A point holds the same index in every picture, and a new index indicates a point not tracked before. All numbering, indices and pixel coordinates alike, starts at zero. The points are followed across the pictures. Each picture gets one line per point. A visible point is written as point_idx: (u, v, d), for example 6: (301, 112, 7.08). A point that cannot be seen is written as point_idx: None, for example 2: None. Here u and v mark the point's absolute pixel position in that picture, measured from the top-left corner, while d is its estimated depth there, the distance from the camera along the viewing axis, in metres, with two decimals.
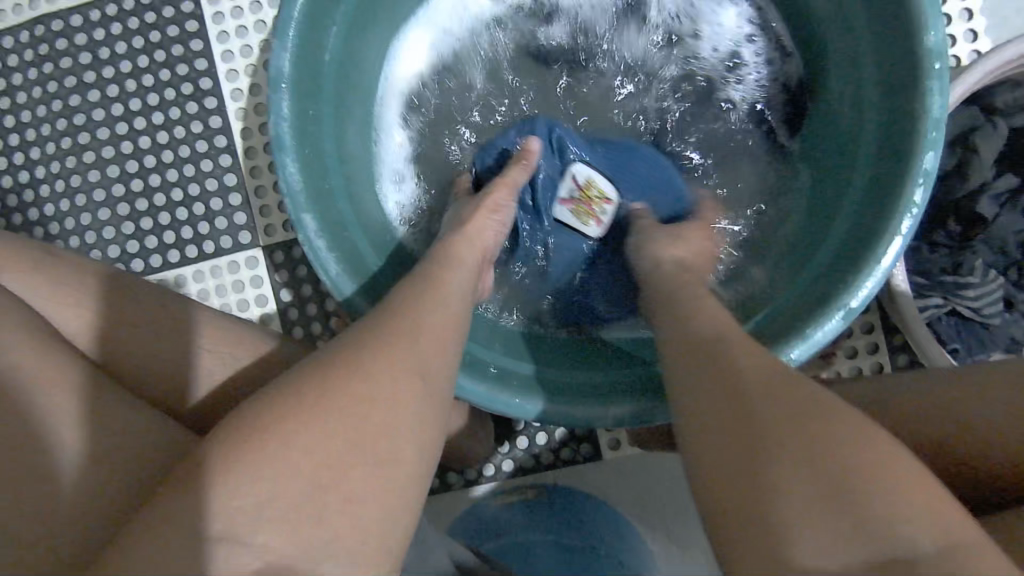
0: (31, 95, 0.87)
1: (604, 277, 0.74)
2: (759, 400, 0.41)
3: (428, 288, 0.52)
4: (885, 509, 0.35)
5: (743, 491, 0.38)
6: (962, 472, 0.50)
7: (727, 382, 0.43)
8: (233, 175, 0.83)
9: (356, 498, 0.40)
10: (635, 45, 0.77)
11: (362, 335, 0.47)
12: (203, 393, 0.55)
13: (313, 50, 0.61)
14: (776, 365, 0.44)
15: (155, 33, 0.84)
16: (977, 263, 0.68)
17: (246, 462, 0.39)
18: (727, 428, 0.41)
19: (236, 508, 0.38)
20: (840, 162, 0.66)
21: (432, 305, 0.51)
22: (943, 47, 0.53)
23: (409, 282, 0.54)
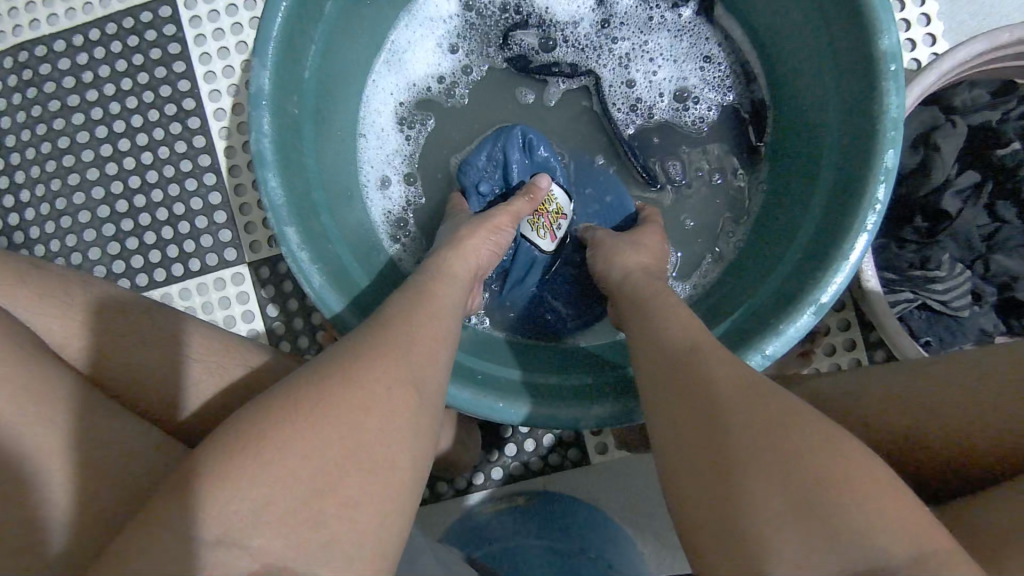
0: (15, 120, 0.88)
1: (580, 292, 0.77)
2: (730, 404, 0.43)
3: (412, 302, 0.53)
4: (843, 504, 0.37)
5: (718, 492, 0.40)
6: (933, 457, 0.51)
7: (700, 389, 0.45)
8: (217, 194, 0.84)
9: (342, 499, 0.41)
10: (608, 56, 0.77)
11: (344, 350, 0.47)
12: (189, 400, 0.56)
13: (292, 67, 0.63)
14: (746, 370, 0.46)
15: (137, 56, 0.86)
16: (944, 257, 0.70)
17: (230, 467, 0.40)
18: (700, 431, 0.43)
19: (229, 509, 0.39)
20: (794, 166, 0.69)
21: (414, 318, 0.52)
22: (897, 51, 0.56)
23: (394, 298, 0.55)
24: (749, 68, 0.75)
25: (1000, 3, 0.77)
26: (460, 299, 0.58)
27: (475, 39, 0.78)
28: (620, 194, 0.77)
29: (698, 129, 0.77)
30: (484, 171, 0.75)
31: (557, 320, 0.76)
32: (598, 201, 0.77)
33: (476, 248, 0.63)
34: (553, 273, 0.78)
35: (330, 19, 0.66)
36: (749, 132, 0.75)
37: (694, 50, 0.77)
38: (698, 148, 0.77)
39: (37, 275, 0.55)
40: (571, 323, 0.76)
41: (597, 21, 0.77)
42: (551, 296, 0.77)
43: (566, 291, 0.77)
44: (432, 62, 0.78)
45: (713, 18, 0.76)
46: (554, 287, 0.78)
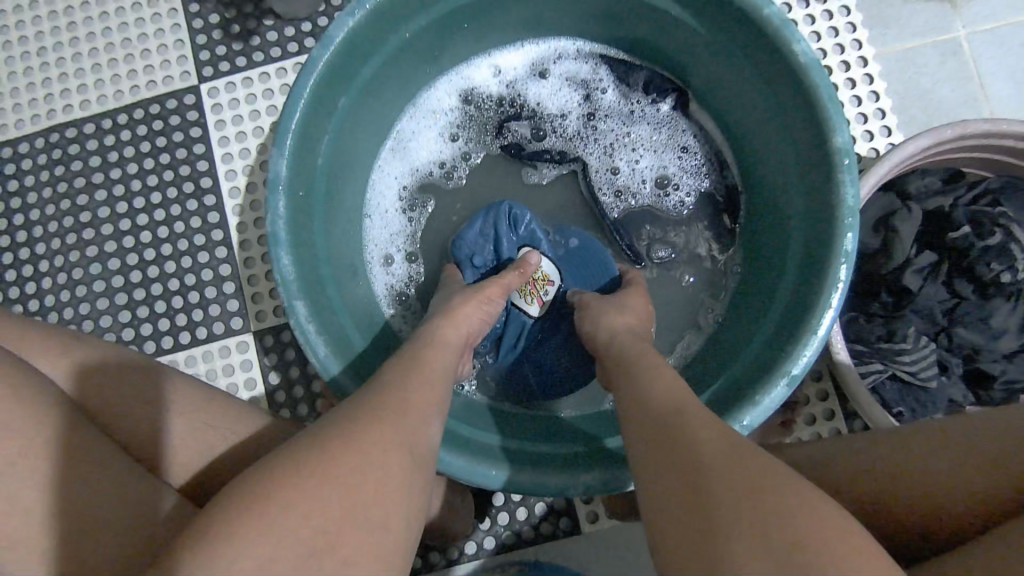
0: (40, 195, 0.94)
1: (571, 354, 0.80)
2: (714, 465, 0.46)
3: (411, 369, 0.57)
4: (819, 561, 0.39)
5: (701, 547, 0.43)
6: (906, 521, 0.54)
7: (685, 451, 0.48)
8: (227, 266, 0.89)
9: (339, 556, 0.43)
10: (594, 145, 0.85)
11: (348, 414, 0.51)
12: (196, 462, 0.58)
13: (306, 156, 0.69)
14: (730, 433, 0.50)
15: (161, 138, 0.93)
16: (909, 331, 0.75)
17: (242, 522, 0.43)
18: (685, 491, 0.46)
19: (236, 564, 0.41)
20: (766, 245, 0.75)
21: (413, 383, 0.55)
22: (850, 147, 0.63)
23: (394, 365, 0.58)
24: (721, 156, 0.82)
25: (947, 100, 0.86)
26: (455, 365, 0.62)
27: (474, 129, 0.86)
28: (603, 262, 0.81)
29: (677, 211, 0.83)
30: (477, 245, 0.80)
31: (552, 382, 0.80)
32: (582, 269, 0.82)
33: (468, 318, 0.68)
34: (545, 337, 0.81)
35: (343, 112, 0.73)
36: (724, 215, 0.82)
37: (672, 141, 0.84)
38: (677, 228, 0.83)
39: (73, 344, 0.60)
40: (566, 384, 0.80)
41: (584, 113, 0.85)
42: (544, 360, 0.81)
43: (558, 354, 0.81)
44: (434, 150, 0.85)
45: (689, 111, 0.83)
46: (547, 351, 0.81)
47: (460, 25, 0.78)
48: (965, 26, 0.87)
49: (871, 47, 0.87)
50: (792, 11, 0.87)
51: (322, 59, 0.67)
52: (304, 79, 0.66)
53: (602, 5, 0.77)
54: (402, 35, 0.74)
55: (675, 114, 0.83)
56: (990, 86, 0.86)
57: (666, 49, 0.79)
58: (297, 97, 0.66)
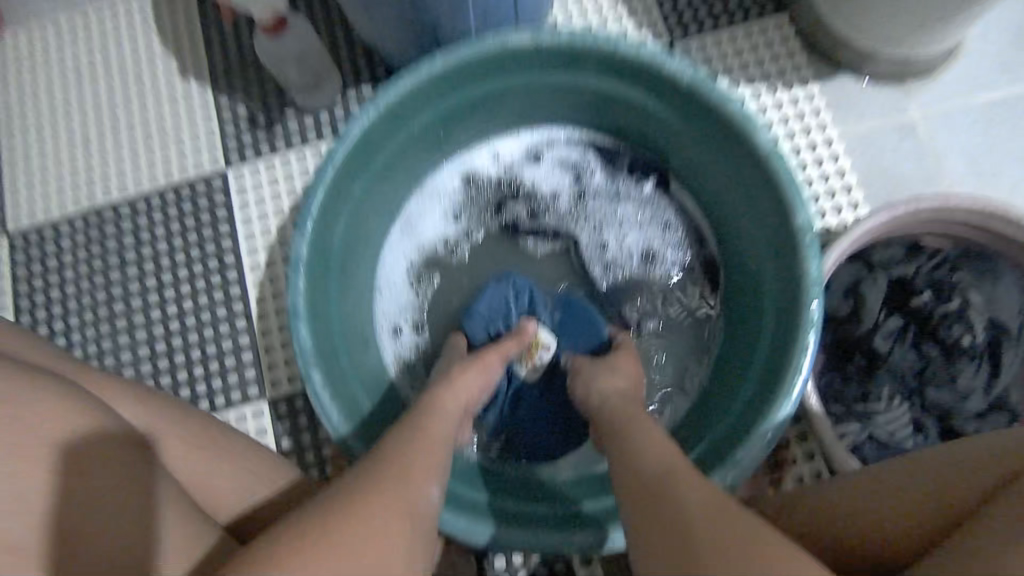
0: (75, 270, 1.01)
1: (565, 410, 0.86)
2: (698, 522, 0.50)
3: (419, 439, 0.63)
4: None
5: None
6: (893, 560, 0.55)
7: (674, 512, 0.53)
8: (246, 336, 0.96)
9: None
10: (585, 223, 0.92)
11: (365, 481, 0.55)
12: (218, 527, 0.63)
13: (324, 238, 0.77)
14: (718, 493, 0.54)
15: (189, 218, 1.01)
16: (884, 392, 0.80)
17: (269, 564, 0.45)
18: (674, 548, 0.50)
19: None
20: (745, 313, 0.81)
21: (422, 455, 0.61)
22: (811, 225, 0.70)
23: (402, 434, 0.63)
24: (701, 231, 0.90)
25: (907, 176, 0.94)
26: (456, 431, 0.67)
27: (475, 208, 0.94)
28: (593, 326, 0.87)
29: (663, 282, 0.90)
30: (489, 316, 0.87)
31: (549, 439, 0.85)
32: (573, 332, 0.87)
33: (468, 385, 0.73)
34: (539, 396, 0.86)
35: (357, 198, 0.81)
36: (705, 286, 0.89)
37: (656, 217, 0.91)
38: (663, 298, 0.90)
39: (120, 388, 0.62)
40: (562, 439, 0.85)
41: (575, 194, 0.93)
42: (539, 417, 0.86)
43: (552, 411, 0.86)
44: (438, 228, 0.93)
45: (670, 190, 0.91)
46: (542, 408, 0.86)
47: (463, 118, 0.87)
48: (921, 109, 0.96)
49: (836, 129, 0.95)
50: (762, 99, 0.97)
51: (340, 153, 0.75)
52: (323, 171, 0.75)
53: (590, 100, 0.86)
54: (411, 129, 0.82)
55: (659, 195, 0.91)
56: (946, 164, 0.94)
57: (648, 136, 0.88)
58: (318, 187, 0.74)
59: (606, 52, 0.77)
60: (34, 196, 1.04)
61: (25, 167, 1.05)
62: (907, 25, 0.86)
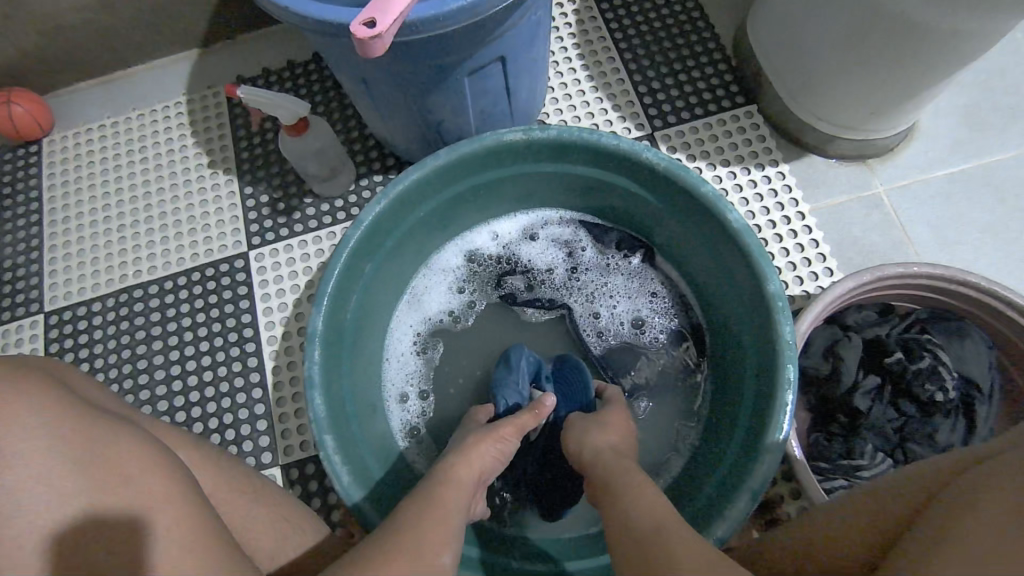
0: (103, 345, 1.08)
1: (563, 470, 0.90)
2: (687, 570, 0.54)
3: (431, 506, 0.68)
4: None
5: None
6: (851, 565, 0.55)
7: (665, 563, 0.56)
8: (262, 404, 1.02)
9: None
10: (578, 294, 1.00)
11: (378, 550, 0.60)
12: None
13: (338, 313, 0.84)
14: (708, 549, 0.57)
15: (213, 295, 1.09)
16: (867, 448, 0.84)
17: None
18: None
19: None
20: (730, 374, 0.87)
21: (432, 520, 0.66)
22: (781, 292, 0.77)
23: (415, 502, 0.69)
24: (685, 299, 0.97)
25: (875, 244, 1.01)
26: (460, 499, 0.72)
27: (476, 283, 1.01)
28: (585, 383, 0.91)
29: (654, 348, 0.96)
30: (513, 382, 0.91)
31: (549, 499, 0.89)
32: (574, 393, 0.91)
33: (481, 456, 0.77)
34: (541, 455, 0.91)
35: (368, 276, 0.89)
36: (693, 349, 0.95)
37: (644, 288, 0.99)
38: (654, 363, 0.95)
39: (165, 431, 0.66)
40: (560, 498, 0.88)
41: (568, 269, 1.01)
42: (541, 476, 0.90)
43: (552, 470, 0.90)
44: (443, 301, 1.01)
45: (656, 263, 0.99)
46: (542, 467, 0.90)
47: (464, 202, 0.96)
48: (883, 183, 1.04)
49: (807, 204, 1.04)
50: (736, 178, 1.06)
51: (355, 237, 0.84)
52: (339, 252, 0.83)
53: (580, 184, 0.95)
54: (417, 214, 0.91)
55: (645, 269, 0.99)
56: (912, 233, 1.01)
57: (633, 216, 0.97)
58: (334, 267, 0.82)
59: (590, 144, 0.87)
60: (71, 277, 1.13)
61: (64, 251, 1.15)
62: (859, 112, 0.96)
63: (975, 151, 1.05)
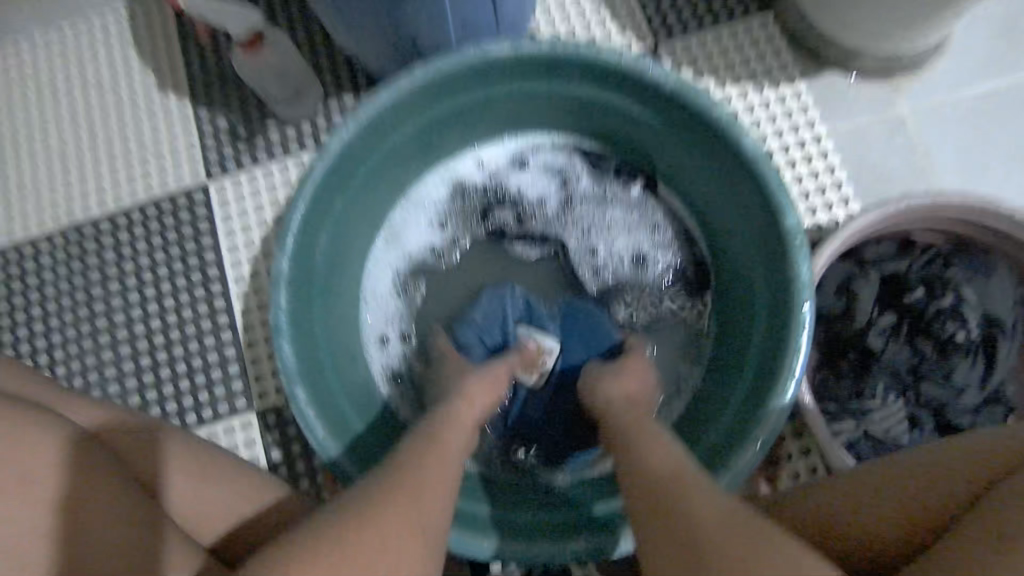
0: (55, 287, 1.00)
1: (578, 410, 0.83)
2: (711, 534, 0.48)
3: (424, 451, 0.61)
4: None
5: None
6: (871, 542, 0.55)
7: (684, 524, 0.50)
8: (232, 349, 0.94)
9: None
10: (573, 228, 0.91)
11: (379, 499, 0.54)
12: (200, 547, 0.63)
13: (306, 253, 0.76)
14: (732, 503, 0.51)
15: (171, 232, 1.00)
16: (878, 391, 0.79)
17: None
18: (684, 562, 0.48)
19: None
20: (738, 315, 0.81)
21: (427, 463, 0.59)
22: (799, 228, 0.69)
23: (406, 446, 0.62)
24: (689, 230, 0.89)
25: (895, 169, 0.93)
26: (461, 439, 0.66)
27: (461, 217, 0.92)
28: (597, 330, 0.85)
29: (656, 285, 0.89)
30: (483, 326, 0.85)
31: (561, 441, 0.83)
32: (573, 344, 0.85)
33: (475, 399, 0.72)
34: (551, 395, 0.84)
35: (340, 211, 0.80)
36: (697, 286, 0.88)
37: (644, 219, 0.90)
38: (657, 302, 0.88)
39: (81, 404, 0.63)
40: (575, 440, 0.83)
41: (562, 200, 0.92)
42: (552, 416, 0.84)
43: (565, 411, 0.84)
44: (424, 237, 0.92)
45: (658, 191, 0.90)
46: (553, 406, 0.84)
47: (445, 126, 0.85)
48: (908, 102, 0.95)
49: (823, 126, 0.95)
50: (747, 97, 0.96)
51: (321, 167, 0.74)
52: (303, 186, 0.73)
53: (576, 104, 0.85)
54: (392, 140, 0.81)
55: (646, 199, 0.90)
56: (935, 159, 0.93)
57: (635, 140, 0.87)
58: (299, 201, 0.73)
59: (588, 58, 0.76)
60: (15, 214, 1.03)
61: (3, 184, 1.04)
62: (888, 20, 0.85)
63: (1009, 66, 0.95)
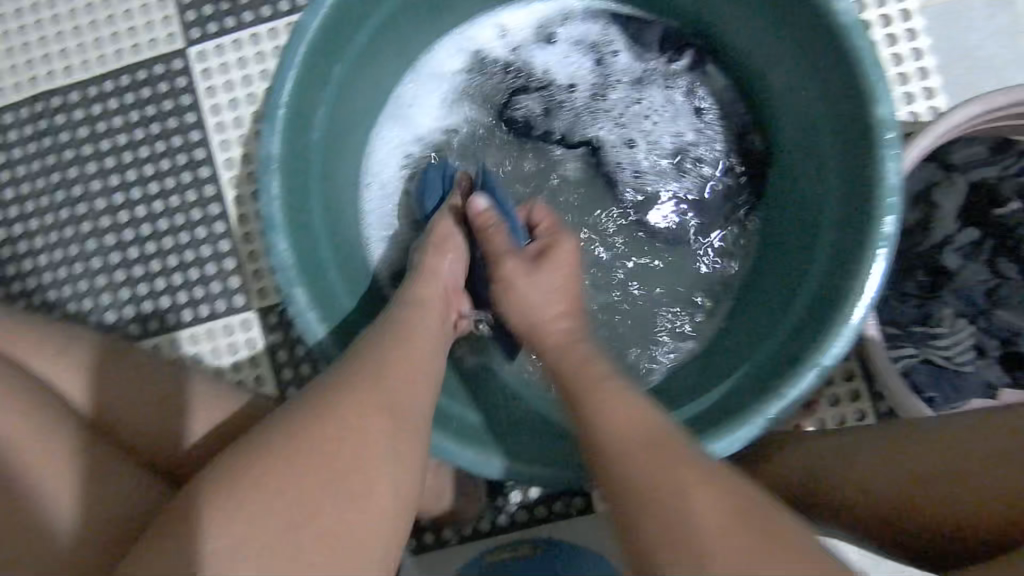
0: (29, 168, 0.90)
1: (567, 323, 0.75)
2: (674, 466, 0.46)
3: (405, 342, 0.56)
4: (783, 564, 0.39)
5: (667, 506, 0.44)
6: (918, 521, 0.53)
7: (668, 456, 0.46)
8: (226, 241, 0.86)
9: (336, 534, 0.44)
10: (610, 113, 0.78)
11: (362, 395, 0.50)
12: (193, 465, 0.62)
13: (301, 131, 0.65)
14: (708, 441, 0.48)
15: (151, 107, 0.88)
16: (945, 313, 0.70)
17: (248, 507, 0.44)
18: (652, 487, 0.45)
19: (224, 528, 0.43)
20: (797, 222, 0.70)
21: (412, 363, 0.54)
22: (893, 119, 0.57)
23: (385, 331, 0.57)
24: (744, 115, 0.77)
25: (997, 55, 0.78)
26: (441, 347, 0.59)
27: (477, 96, 0.79)
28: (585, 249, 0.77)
29: (707, 182, 0.77)
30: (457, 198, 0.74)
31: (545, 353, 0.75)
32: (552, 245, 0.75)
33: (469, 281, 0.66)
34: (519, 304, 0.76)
35: (339, 82, 0.68)
36: (751, 182, 0.76)
37: (692, 102, 0.78)
38: (708, 202, 0.76)
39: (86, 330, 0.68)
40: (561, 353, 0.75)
41: (596, 81, 0.79)
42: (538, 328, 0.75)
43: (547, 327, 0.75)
44: (434, 121, 0.79)
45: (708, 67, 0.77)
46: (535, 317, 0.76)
47: None
48: None
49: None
50: None
51: (313, 25, 0.62)
52: (294, 48, 0.62)
53: None
54: None
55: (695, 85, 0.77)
56: None
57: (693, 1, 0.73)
58: (289, 65, 0.62)
59: None
60: None
61: None
62: None
63: None
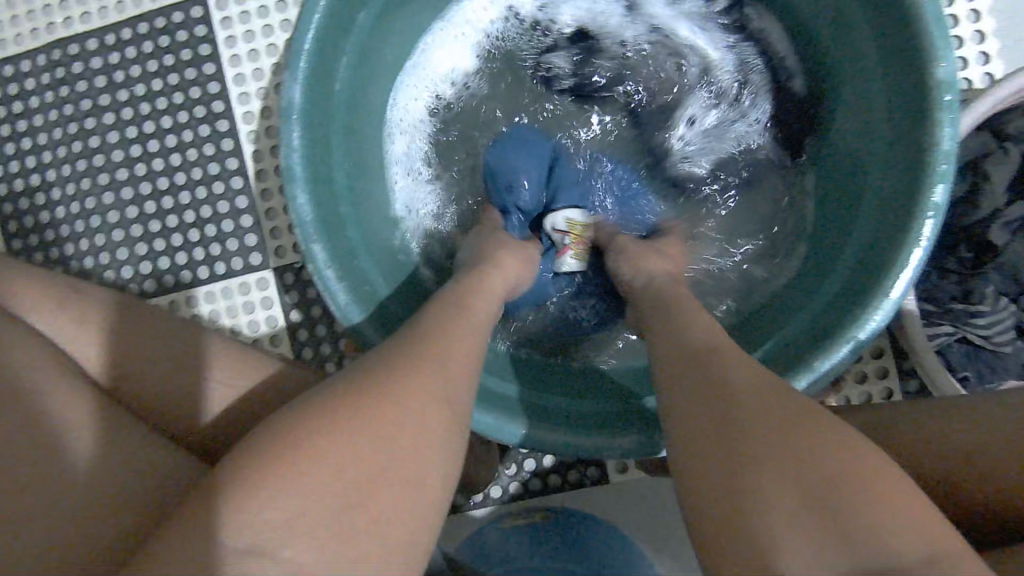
0: (45, 117, 0.88)
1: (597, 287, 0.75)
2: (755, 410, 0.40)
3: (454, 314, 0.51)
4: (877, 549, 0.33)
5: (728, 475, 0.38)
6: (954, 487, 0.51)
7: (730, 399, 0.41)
8: (244, 198, 0.84)
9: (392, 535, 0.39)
10: (642, 66, 0.76)
11: (413, 360, 0.44)
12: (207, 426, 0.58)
13: (323, 79, 0.62)
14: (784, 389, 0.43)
15: (168, 56, 0.86)
16: (987, 291, 0.67)
17: (285, 486, 0.37)
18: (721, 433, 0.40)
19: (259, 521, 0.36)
20: (837, 192, 0.67)
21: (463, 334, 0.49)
22: (953, 80, 0.54)
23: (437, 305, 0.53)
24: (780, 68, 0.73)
25: None
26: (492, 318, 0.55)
27: (505, 53, 0.77)
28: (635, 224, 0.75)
29: (740, 138, 0.76)
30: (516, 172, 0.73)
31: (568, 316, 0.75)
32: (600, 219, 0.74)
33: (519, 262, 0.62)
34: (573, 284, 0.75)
35: (364, 32, 0.66)
36: (790, 137, 0.73)
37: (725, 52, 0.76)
38: (742, 158, 0.75)
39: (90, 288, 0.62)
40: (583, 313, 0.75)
41: (627, 33, 0.76)
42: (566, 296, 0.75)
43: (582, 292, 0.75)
44: (456, 72, 0.77)
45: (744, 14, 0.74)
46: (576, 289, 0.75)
47: None
48: None
49: None
50: None
51: None
52: None
53: None
54: None
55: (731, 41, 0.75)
56: None
57: None
58: (312, 8, 0.60)
59: None
60: None
61: None
62: None
63: None
